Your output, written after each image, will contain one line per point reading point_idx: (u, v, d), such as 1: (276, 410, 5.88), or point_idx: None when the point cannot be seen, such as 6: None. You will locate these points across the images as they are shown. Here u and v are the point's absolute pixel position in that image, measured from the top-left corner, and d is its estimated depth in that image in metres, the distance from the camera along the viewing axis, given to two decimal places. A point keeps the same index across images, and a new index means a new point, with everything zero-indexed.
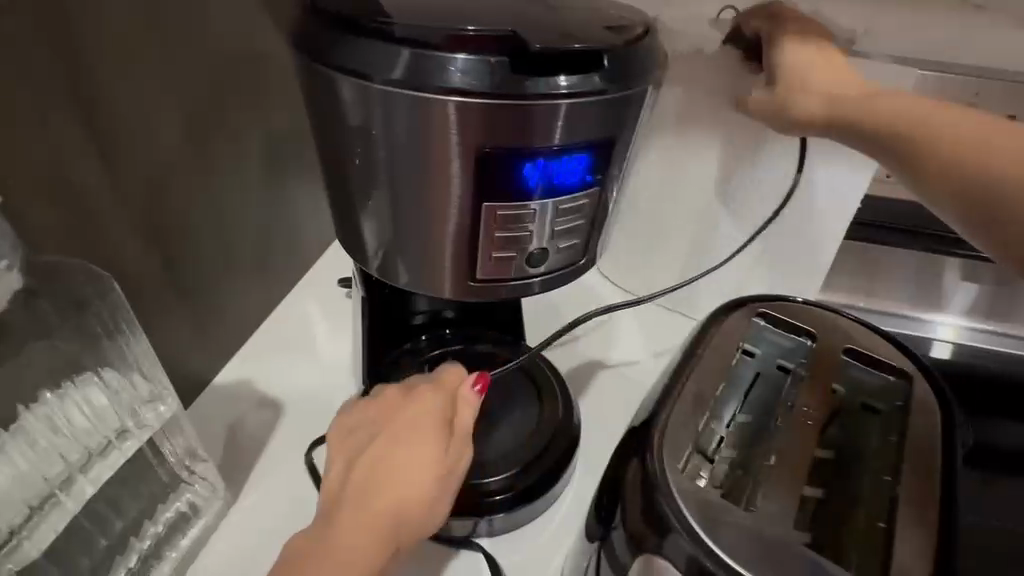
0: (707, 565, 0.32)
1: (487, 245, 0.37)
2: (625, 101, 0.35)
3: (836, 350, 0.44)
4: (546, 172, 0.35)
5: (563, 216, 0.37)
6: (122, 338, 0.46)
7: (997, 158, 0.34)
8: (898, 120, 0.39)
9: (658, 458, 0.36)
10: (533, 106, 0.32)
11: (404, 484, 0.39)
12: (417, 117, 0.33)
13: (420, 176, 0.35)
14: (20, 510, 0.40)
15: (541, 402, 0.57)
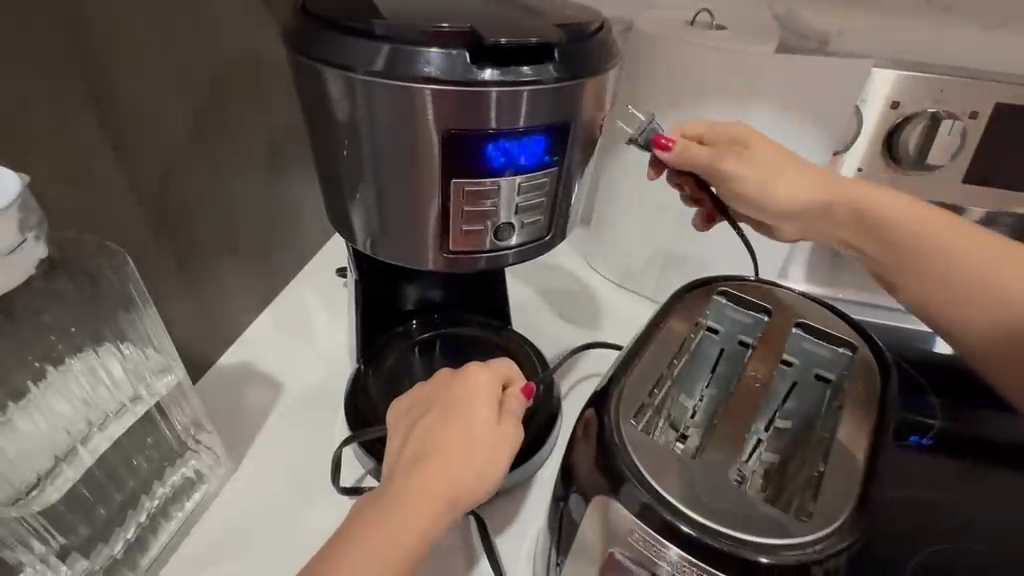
0: (660, 512, 0.35)
1: (457, 219, 0.41)
2: (579, 87, 0.39)
3: (787, 323, 0.47)
4: (507, 152, 0.39)
5: (526, 193, 0.41)
6: (135, 312, 0.50)
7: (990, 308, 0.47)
8: (924, 231, 0.49)
9: (614, 417, 0.39)
10: (497, 94, 0.36)
11: (459, 448, 0.41)
12: (395, 104, 0.37)
13: (398, 160, 0.39)
14: (47, 459, 0.44)
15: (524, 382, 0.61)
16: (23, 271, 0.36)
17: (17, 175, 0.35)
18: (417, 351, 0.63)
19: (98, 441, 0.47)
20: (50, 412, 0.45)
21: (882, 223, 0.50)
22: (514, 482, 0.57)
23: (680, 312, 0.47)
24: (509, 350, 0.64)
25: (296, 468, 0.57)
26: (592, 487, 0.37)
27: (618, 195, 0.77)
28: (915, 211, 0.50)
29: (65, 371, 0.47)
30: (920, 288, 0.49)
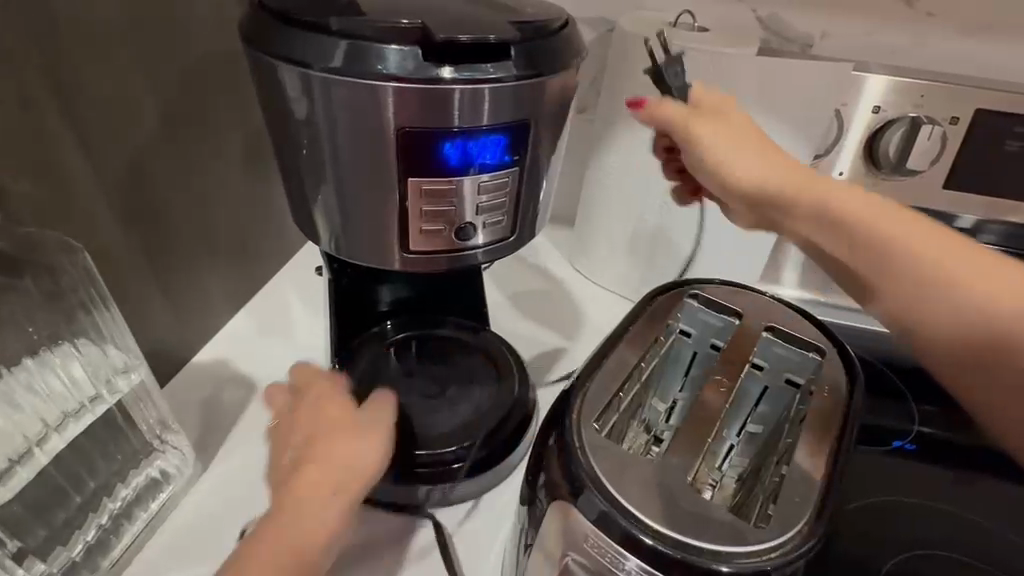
0: (617, 519, 0.34)
1: (417, 219, 0.41)
2: (543, 86, 0.38)
3: (757, 328, 0.47)
4: (466, 151, 0.39)
5: (487, 192, 0.40)
6: (98, 311, 0.49)
7: (996, 327, 0.35)
8: (892, 227, 0.38)
9: (576, 422, 0.38)
10: (457, 92, 0.36)
11: (338, 447, 0.43)
12: (353, 100, 0.36)
13: (358, 156, 0.38)
14: (1, 459, 0.44)
15: (499, 385, 0.61)
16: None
17: None
18: (392, 352, 0.63)
19: (53, 442, 0.47)
20: (5, 411, 0.45)
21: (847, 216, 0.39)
22: (485, 483, 0.57)
23: (651, 315, 0.47)
24: (484, 351, 0.64)
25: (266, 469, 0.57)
26: (550, 491, 0.37)
27: (600, 197, 0.77)
28: (873, 214, 0.39)
29: (21, 370, 0.46)
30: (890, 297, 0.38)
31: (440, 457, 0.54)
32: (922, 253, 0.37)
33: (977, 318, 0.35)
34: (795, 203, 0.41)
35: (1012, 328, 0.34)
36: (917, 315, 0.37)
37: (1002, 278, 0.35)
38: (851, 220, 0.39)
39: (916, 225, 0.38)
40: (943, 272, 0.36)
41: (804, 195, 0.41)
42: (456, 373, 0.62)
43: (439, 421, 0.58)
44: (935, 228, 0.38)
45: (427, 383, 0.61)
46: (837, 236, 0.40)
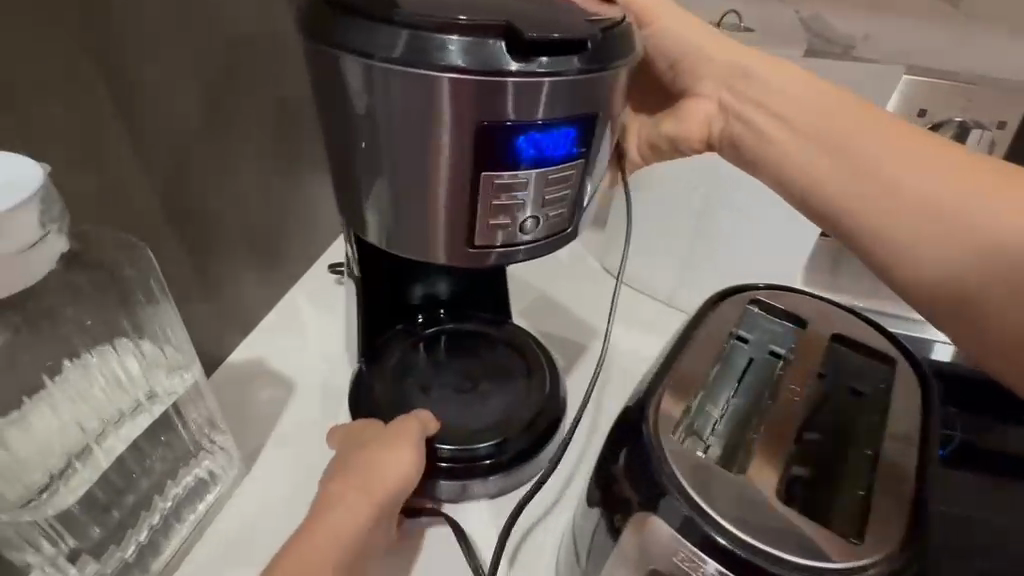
0: (701, 526, 0.34)
1: (483, 215, 0.40)
2: (601, 81, 0.38)
3: (824, 336, 0.46)
4: (537, 145, 0.38)
5: (551, 185, 0.40)
6: (157, 307, 0.49)
7: (999, 237, 0.39)
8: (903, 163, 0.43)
9: (653, 428, 0.38)
10: (520, 86, 0.35)
11: (376, 471, 0.47)
12: (415, 91, 0.36)
13: (419, 143, 0.37)
14: (61, 456, 0.43)
15: (529, 379, 0.61)
16: (39, 270, 0.34)
17: (41, 166, 0.34)
18: (422, 347, 0.63)
19: (112, 441, 0.46)
20: (65, 403, 0.44)
21: (863, 149, 0.45)
22: (522, 479, 0.57)
23: (713, 321, 0.46)
24: (513, 345, 0.64)
25: (312, 470, 0.56)
26: (630, 498, 0.36)
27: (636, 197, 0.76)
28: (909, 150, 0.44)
29: (82, 364, 0.46)
30: (899, 227, 0.42)
31: (474, 453, 0.54)
32: (926, 183, 0.42)
33: (1000, 232, 0.39)
34: (818, 131, 0.47)
35: (1012, 237, 0.39)
36: (998, 232, 0.39)
37: (1005, 192, 0.40)
38: (872, 150, 0.44)
39: (928, 157, 0.43)
40: (941, 198, 0.41)
41: (824, 122, 0.47)
42: (484, 368, 0.61)
43: (471, 417, 0.57)
44: (968, 162, 0.42)
45: (458, 376, 0.61)
46: (864, 171, 0.44)
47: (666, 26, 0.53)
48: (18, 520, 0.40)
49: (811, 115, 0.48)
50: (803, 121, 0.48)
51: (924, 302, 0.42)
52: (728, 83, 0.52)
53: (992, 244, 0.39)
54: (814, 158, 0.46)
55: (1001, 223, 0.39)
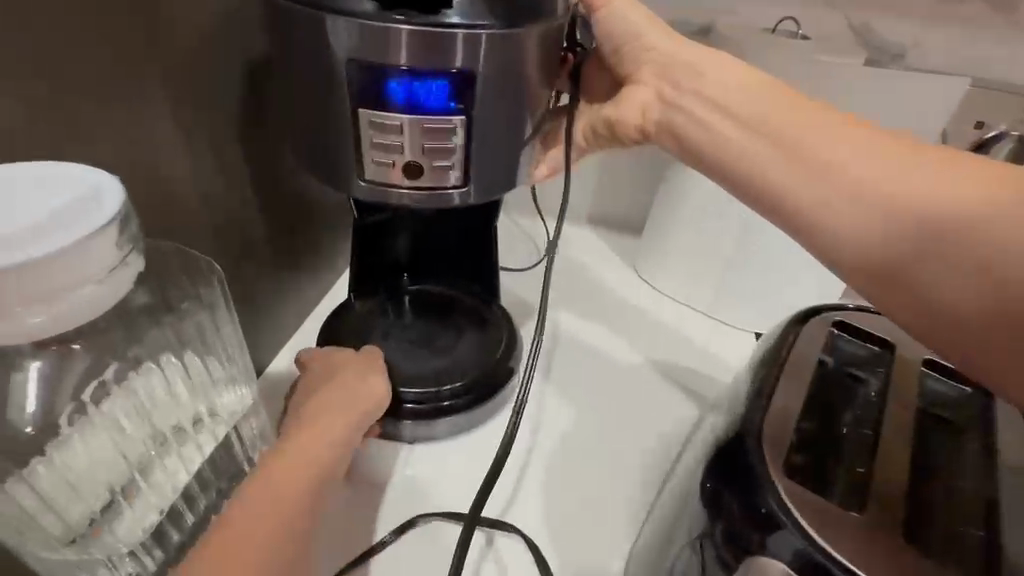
0: (820, 561, 0.32)
1: (370, 149, 0.43)
2: (522, 38, 0.40)
3: (915, 363, 0.45)
4: (411, 92, 0.41)
5: (429, 134, 0.42)
6: (217, 326, 0.50)
7: (973, 228, 0.35)
8: (856, 156, 0.40)
9: (761, 458, 0.37)
10: (463, 36, 0.38)
11: (346, 397, 0.49)
12: (375, 45, 0.39)
13: (376, 97, 0.41)
14: (124, 472, 0.42)
15: (488, 331, 0.65)
16: (108, 302, 0.30)
17: (114, 181, 0.32)
18: (387, 306, 0.66)
19: (174, 462, 0.45)
20: (131, 416, 0.43)
21: (811, 146, 0.41)
22: (479, 420, 0.62)
23: (800, 339, 0.45)
24: (477, 308, 0.67)
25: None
26: (737, 531, 0.35)
27: (675, 210, 0.76)
28: (862, 152, 0.40)
29: (147, 375, 0.45)
30: (861, 228, 0.39)
31: (434, 393, 0.59)
32: (885, 174, 0.39)
33: (975, 217, 0.35)
34: (770, 129, 0.43)
35: (985, 223, 0.35)
36: (967, 219, 0.36)
37: (972, 177, 0.37)
38: (827, 145, 0.41)
39: (888, 148, 0.40)
40: (905, 187, 0.38)
41: (778, 119, 0.43)
42: (446, 325, 0.65)
43: (419, 363, 0.61)
44: (931, 149, 0.39)
45: (418, 330, 0.64)
46: (818, 169, 0.41)
47: (613, 22, 0.51)
48: (84, 552, 0.39)
49: (761, 110, 0.44)
50: (750, 118, 0.44)
51: (893, 308, 0.39)
52: (687, 91, 0.48)
53: (960, 234, 0.36)
54: (769, 157, 0.43)
55: (969, 208, 0.36)
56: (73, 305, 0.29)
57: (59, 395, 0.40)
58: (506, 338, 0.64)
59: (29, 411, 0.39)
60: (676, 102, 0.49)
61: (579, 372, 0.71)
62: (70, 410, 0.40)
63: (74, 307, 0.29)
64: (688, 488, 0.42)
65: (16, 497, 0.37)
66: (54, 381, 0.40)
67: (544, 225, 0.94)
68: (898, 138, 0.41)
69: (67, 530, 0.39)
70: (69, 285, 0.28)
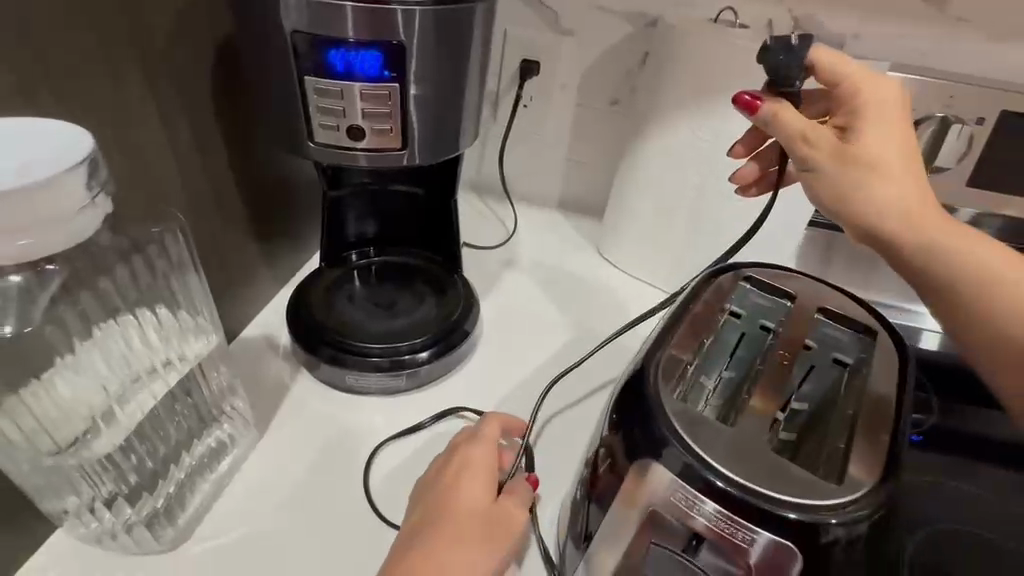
0: (698, 468, 0.37)
1: (318, 117, 0.48)
2: (453, 14, 0.45)
3: (811, 309, 0.50)
4: (351, 61, 0.46)
5: (370, 100, 0.47)
6: (183, 282, 0.54)
7: (999, 317, 0.44)
8: (940, 235, 0.45)
9: (655, 386, 0.42)
10: (399, 13, 0.43)
11: (473, 532, 0.44)
12: (321, 19, 0.44)
13: (322, 67, 0.46)
14: (102, 400, 0.48)
15: (444, 299, 0.69)
16: (80, 235, 0.35)
17: (85, 134, 0.36)
18: (355, 275, 0.71)
19: (145, 396, 0.51)
20: (111, 358, 0.50)
21: (875, 213, 0.45)
22: (441, 376, 0.66)
23: (709, 295, 0.50)
24: (436, 278, 0.72)
25: (333, 445, 0.59)
26: (633, 451, 0.40)
27: (632, 191, 0.81)
28: (963, 244, 0.45)
29: (123, 323, 0.51)
30: (924, 291, 0.47)
31: (395, 348, 0.63)
32: (967, 259, 0.45)
33: (1000, 315, 0.44)
34: (825, 177, 0.47)
35: (997, 317, 0.44)
36: (983, 311, 0.44)
37: (980, 268, 0.44)
38: (872, 212, 0.45)
39: (925, 215, 0.45)
40: (981, 275, 0.44)
41: (868, 185, 0.45)
42: (408, 294, 0.70)
43: (383, 324, 0.66)
44: (963, 237, 0.45)
45: (386, 296, 0.69)
46: (880, 233, 0.46)
47: (795, 112, 0.47)
48: (63, 463, 0.46)
49: (843, 170, 0.46)
50: (812, 167, 0.47)
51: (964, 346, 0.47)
52: (847, 108, 0.49)
53: (981, 314, 0.44)
54: (829, 208, 0.47)
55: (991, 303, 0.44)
56: (50, 232, 0.33)
57: (33, 313, 0.44)
58: (465, 307, 0.69)
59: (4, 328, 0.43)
60: (822, 182, 0.47)
61: (540, 339, 0.75)
62: (50, 330, 0.46)
63: (55, 236, 0.34)
64: (604, 420, 0.47)
65: (12, 413, 0.43)
66: (23, 306, 0.43)
67: (513, 211, 0.98)
68: (937, 213, 0.45)
69: (53, 445, 0.45)
70: (47, 215, 0.33)
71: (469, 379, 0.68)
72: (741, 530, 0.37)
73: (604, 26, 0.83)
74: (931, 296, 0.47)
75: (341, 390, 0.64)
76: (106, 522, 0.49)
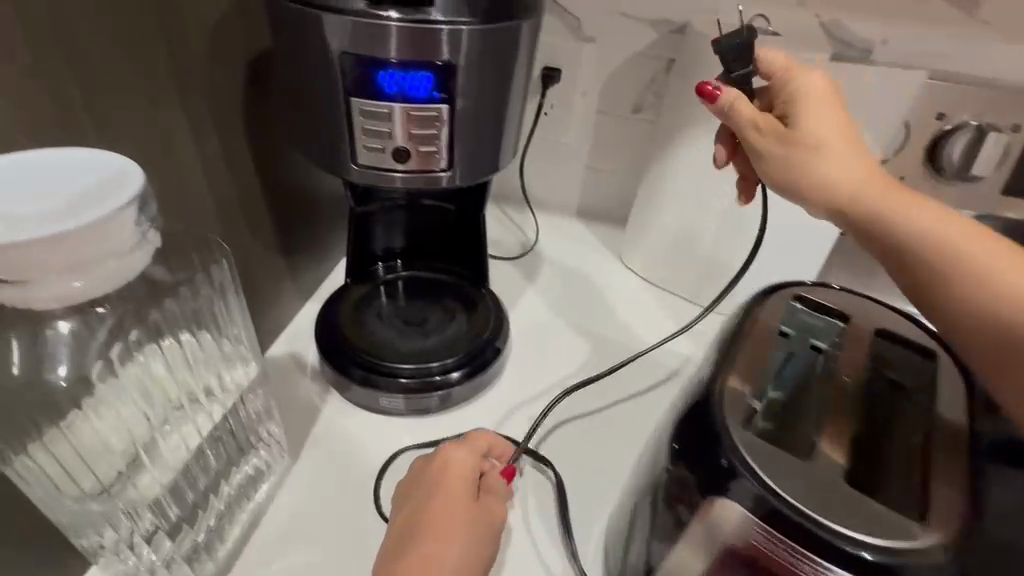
0: (772, 503, 0.36)
1: (362, 138, 0.47)
2: (500, 33, 0.43)
3: (867, 330, 0.48)
4: (400, 83, 0.45)
5: (417, 121, 0.46)
6: (223, 309, 0.54)
7: (985, 293, 0.38)
8: (901, 209, 0.41)
9: (721, 415, 0.40)
10: (445, 32, 0.42)
11: (457, 532, 0.45)
12: (367, 40, 0.42)
13: (368, 87, 0.45)
14: (145, 430, 0.47)
15: (474, 317, 0.68)
16: (132, 273, 0.34)
17: (132, 167, 0.34)
18: (382, 291, 0.70)
19: (188, 427, 0.50)
20: (155, 387, 0.48)
21: (832, 189, 0.43)
22: (473, 395, 0.65)
23: (763, 314, 0.49)
24: (464, 294, 0.70)
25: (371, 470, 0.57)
26: (700, 483, 0.39)
27: (657, 200, 0.80)
28: (928, 216, 0.41)
29: (168, 350, 0.49)
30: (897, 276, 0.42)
31: (426, 369, 0.62)
32: (936, 230, 0.40)
33: (987, 290, 0.38)
34: (773, 159, 0.45)
35: (983, 293, 0.38)
36: (961, 286, 0.39)
37: (955, 241, 0.39)
38: (823, 189, 0.43)
39: (879, 189, 0.42)
40: (954, 247, 0.39)
41: (815, 162, 0.43)
42: (437, 311, 0.68)
43: (414, 343, 0.65)
44: (929, 210, 0.41)
45: (415, 313, 0.68)
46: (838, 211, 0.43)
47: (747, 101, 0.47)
48: (106, 497, 0.44)
49: (791, 149, 0.44)
50: (760, 150, 0.45)
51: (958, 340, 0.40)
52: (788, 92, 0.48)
53: (967, 292, 0.39)
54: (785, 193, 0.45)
55: (975, 277, 0.38)
56: (102, 273, 0.32)
57: (81, 348, 0.43)
58: (497, 324, 0.67)
59: (60, 371, 0.43)
60: (771, 164, 0.45)
61: (571, 353, 0.74)
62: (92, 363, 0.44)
63: (105, 277, 0.32)
64: (659, 446, 0.46)
65: (54, 447, 0.42)
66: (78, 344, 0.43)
67: (534, 220, 0.97)
68: (893, 188, 0.42)
69: (97, 482, 0.43)
70: (98, 256, 0.31)
71: (504, 397, 0.66)
72: (816, 569, 0.35)
73: (626, 33, 0.81)
74: (907, 281, 0.41)
75: (372, 411, 0.62)
76: (144, 560, 0.46)
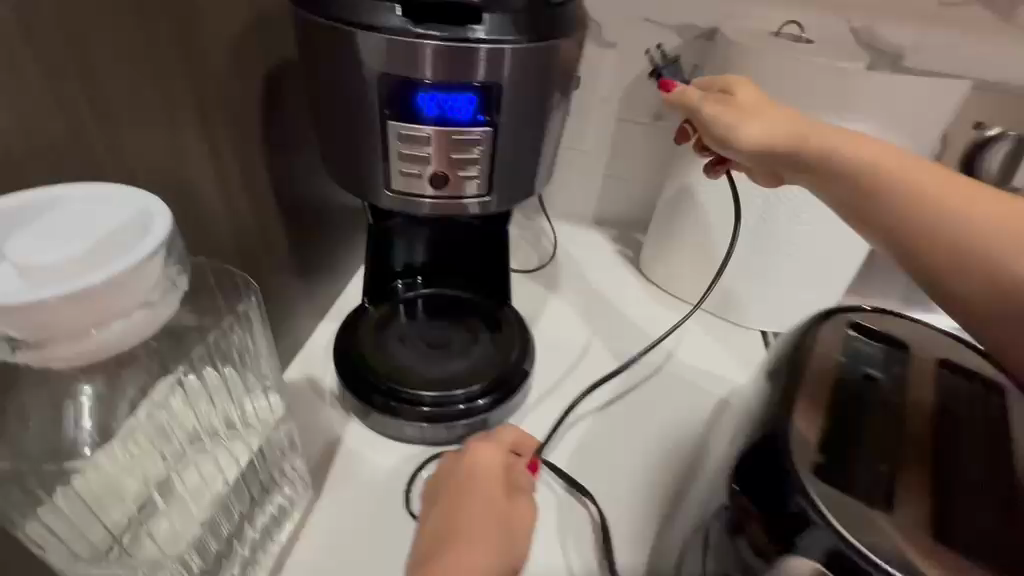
0: (850, 556, 0.33)
1: (397, 161, 0.44)
2: (545, 53, 0.40)
3: (930, 361, 0.46)
4: (441, 104, 0.42)
5: (459, 146, 0.43)
6: (242, 337, 0.51)
7: (958, 204, 0.40)
8: (834, 141, 0.44)
9: (790, 456, 0.38)
10: (488, 51, 0.39)
11: (487, 528, 0.41)
12: (406, 61, 0.39)
13: (403, 108, 0.42)
14: (163, 472, 0.43)
15: (496, 340, 0.65)
16: (156, 324, 0.31)
17: (157, 205, 0.31)
18: (402, 311, 0.67)
19: (208, 465, 0.47)
20: (174, 424, 0.45)
21: (770, 135, 0.46)
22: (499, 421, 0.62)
23: (819, 342, 0.46)
24: (486, 314, 0.67)
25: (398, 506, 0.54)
26: (768, 532, 0.36)
27: (683, 211, 0.77)
28: (862, 145, 0.43)
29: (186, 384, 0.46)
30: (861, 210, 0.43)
31: (448, 397, 0.59)
32: (886, 157, 0.42)
33: (954, 197, 0.40)
34: (716, 119, 0.48)
35: (951, 200, 0.40)
36: (923, 205, 0.41)
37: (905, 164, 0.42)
38: (765, 136, 0.46)
39: (820, 129, 0.45)
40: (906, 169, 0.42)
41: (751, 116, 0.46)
42: (457, 333, 0.65)
43: (439, 367, 0.62)
44: (869, 140, 0.43)
45: (437, 335, 0.65)
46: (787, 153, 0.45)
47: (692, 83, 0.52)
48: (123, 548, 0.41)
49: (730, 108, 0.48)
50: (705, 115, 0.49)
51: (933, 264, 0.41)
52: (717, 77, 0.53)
53: (936, 201, 0.40)
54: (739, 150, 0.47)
55: (935, 191, 0.41)
56: (125, 327, 0.29)
57: (112, 401, 0.41)
58: (521, 346, 0.64)
59: (84, 427, 0.40)
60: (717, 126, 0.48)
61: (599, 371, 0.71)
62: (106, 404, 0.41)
63: (129, 331, 0.29)
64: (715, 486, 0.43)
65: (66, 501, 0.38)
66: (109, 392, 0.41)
67: (549, 230, 0.94)
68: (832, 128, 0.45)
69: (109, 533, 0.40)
70: (122, 309, 0.28)
71: (533, 427, 0.63)
72: None
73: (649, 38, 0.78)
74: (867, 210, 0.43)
75: (397, 438, 0.60)
76: None
